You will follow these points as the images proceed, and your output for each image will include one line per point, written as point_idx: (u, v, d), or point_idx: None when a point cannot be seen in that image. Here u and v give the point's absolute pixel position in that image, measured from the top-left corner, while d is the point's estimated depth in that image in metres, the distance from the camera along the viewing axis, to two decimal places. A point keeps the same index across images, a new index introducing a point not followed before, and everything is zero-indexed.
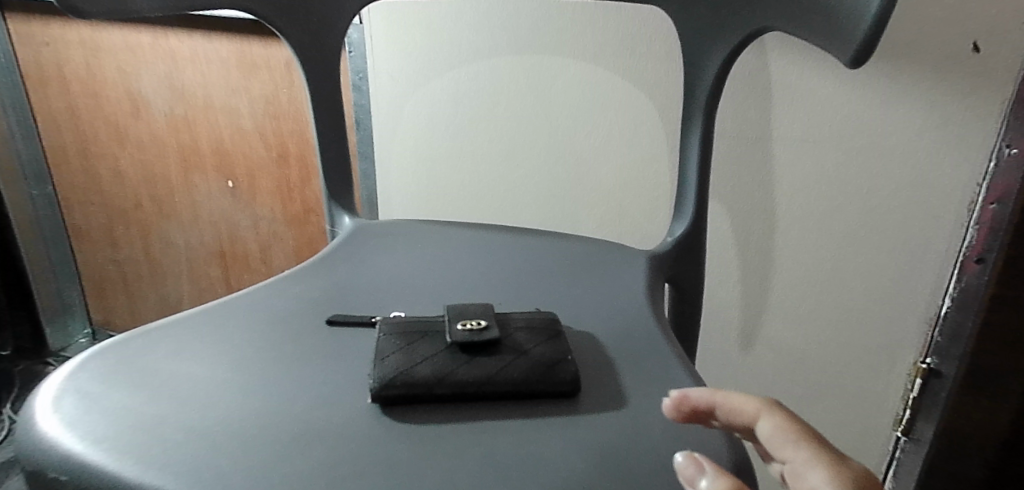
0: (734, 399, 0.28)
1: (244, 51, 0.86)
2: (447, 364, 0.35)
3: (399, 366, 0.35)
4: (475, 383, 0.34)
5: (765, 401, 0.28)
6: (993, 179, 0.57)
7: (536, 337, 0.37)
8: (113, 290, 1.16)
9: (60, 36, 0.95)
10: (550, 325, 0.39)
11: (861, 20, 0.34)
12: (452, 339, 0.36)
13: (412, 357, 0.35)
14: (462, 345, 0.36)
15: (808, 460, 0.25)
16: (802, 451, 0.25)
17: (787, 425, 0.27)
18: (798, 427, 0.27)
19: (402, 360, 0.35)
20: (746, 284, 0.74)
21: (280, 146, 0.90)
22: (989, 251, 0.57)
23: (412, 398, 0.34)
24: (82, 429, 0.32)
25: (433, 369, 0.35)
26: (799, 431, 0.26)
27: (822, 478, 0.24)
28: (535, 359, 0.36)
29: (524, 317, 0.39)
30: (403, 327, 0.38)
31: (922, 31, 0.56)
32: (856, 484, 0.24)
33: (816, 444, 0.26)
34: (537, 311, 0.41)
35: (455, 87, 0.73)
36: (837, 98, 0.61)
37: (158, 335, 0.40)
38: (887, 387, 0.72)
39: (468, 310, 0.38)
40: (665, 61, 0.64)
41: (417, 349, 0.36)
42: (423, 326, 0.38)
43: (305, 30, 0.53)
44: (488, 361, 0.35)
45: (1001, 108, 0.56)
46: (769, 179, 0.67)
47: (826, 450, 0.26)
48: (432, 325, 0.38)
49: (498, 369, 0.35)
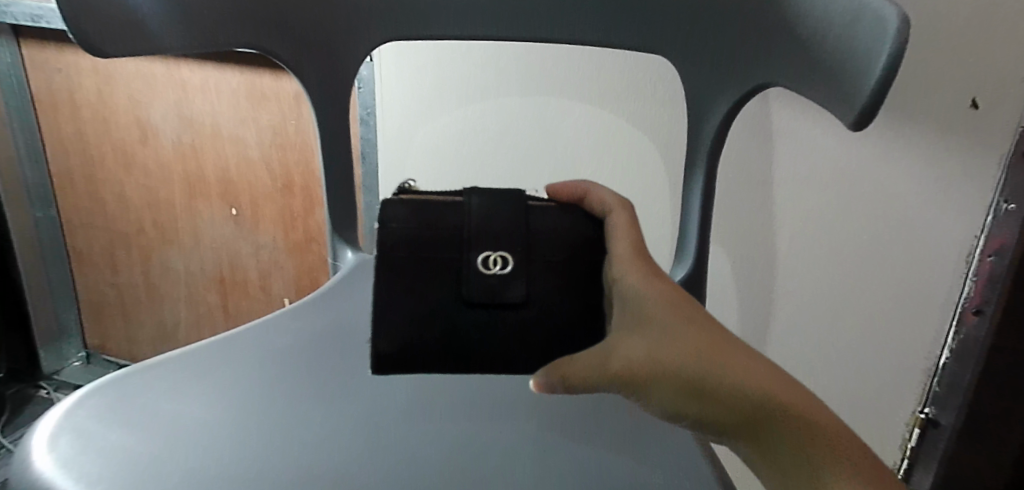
0: (600, 196, 0.37)
1: (255, 82, 0.87)
2: (459, 330, 0.34)
3: (403, 330, 0.33)
4: (490, 355, 0.34)
5: (617, 203, 0.37)
6: (989, 235, 0.60)
7: (569, 300, 0.35)
8: (111, 315, 1.16)
9: (72, 63, 0.96)
10: (578, 265, 0.35)
11: (863, 82, 0.35)
12: (465, 297, 0.34)
13: (418, 318, 0.33)
14: (478, 304, 0.34)
15: (619, 252, 0.35)
16: (620, 248, 0.35)
17: (623, 226, 0.36)
18: (630, 229, 0.36)
19: (404, 322, 0.33)
20: (746, 329, 0.74)
21: (285, 175, 0.91)
22: (989, 302, 0.62)
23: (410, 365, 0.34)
24: (77, 471, 0.31)
25: (443, 336, 0.33)
26: (629, 232, 0.36)
27: (625, 268, 0.34)
28: (555, 323, 0.34)
29: (552, 249, 0.35)
30: (406, 266, 0.34)
31: (923, 88, 0.57)
32: (641, 268, 0.34)
33: (628, 252, 0.35)
34: (573, 225, 0.36)
35: (462, 124, 0.74)
36: (837, 149, 0.62)
37: (157, 373, 0.40)
38: (885, 437, 0.72)
39: (497, 240, 0.34)
40: (669, 110, 0.66)
41: (420, 302, 0.34)
42: (430, 263, 0.34)
43: (319, 71, 0.54)
44: (507, 331, 0.34)
45: (999, 164, 0.57)
46: (770, 225, 0.67)
47: (634, 244, 0.35)
48: (451, 261, 0.34)
49: (516, 350, 0.34)
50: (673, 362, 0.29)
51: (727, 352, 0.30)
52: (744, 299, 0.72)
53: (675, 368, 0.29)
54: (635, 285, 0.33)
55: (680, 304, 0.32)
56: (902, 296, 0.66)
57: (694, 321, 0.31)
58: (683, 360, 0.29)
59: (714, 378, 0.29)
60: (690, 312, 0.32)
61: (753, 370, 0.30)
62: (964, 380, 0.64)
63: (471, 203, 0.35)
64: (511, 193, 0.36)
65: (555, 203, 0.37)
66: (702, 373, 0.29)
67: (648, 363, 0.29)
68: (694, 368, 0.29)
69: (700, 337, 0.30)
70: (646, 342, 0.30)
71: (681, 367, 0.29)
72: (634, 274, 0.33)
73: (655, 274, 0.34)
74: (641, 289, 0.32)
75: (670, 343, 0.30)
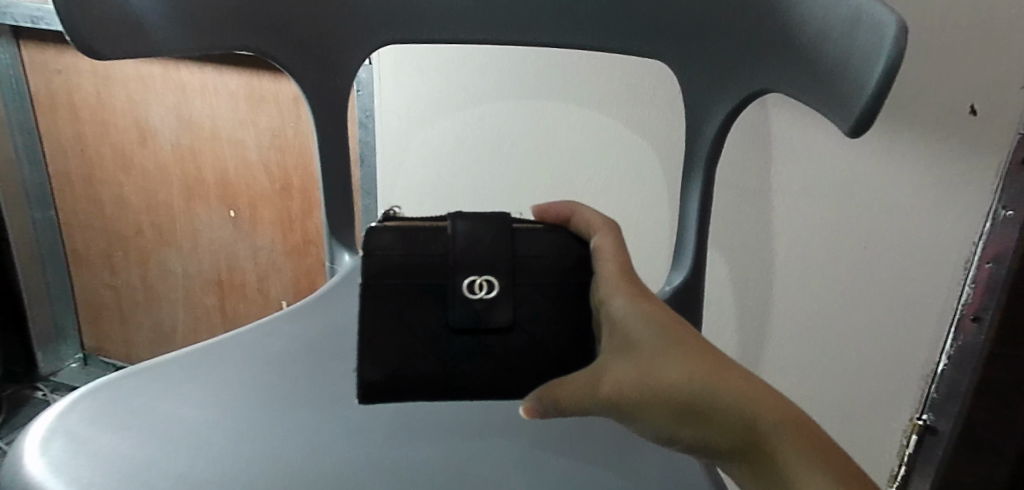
0: (587, 214, 0.37)
1: (254, 85, 0.87)
2: (447, 356, 0.35)
3: (390, 359, 0.35)
4: (478, 379, 0.35)
5: (604, 224, 0.37)
6: (987, 241, 0.59)
7: (555, 322, 0.36)
8: (108, 316, 1.15)
9: (72, 65, 0.96)
10: (565, 289, 0.36)
11: (861, 89, 0.35)
12: (452, 325, 0.35)
13: (404, 347, 0.35)
14: (465, 330, 0.35)
15: (607, 273, 0.34)
16: (609, 268, 0.35)
17: (613, 245, 0.36)
18: (618, 248, 0.36)
19: (392, 350, 0.35)
20: (743, 334, 0.74)
21: (283, 177, 0.91)
22: (987, 309, 0.61)
23: (398, 391, 0.35)
24: (71, 474, 0.31)
25: (431, 364, 0.35)
26: (618, 252, 0.35)
27: (615, 290, 0.33)
28: (542, 346, 0.36)
29: (538, 273, 0.36)
30: (392, 293, 0.34)
31: (921, 94, 0.57)
32: (631, 288, 0.33)
33: (613, 272, 0.34)
34: (563, 246, 0.36)
35: (460, 128, 0.74)
36: (835, 155, 0.62)
37: (151, 376, 0.40)
38: (883, 443, 0.72)
39: (482, 266, 0.35)
40: (667, 115, 0.66)
41: (406, 329, 0.35)
42: (416, 289, 0.35)
43: (317, 74, 0.54)
44: (494, 356, 0.35)
45: (997, 170, 0.57)
46: (768, 230, 0.67)
47: (624, 265, 0.35)
48: (436, 288, 0.35)
49: (503, 373, 0.35)
50: (663, 384, 0.28)
51: (725, 366, 0.29)
52: (742, 304, 0.72)
53: (666, 391, 0.28)
54: (625, 305, 0.32)
55: (675, 321, 0.31)
56: (899, 302, 0.65)
57: (688, 337, 0.30)
58: (674, 381, 0.28)
59: (710, 397, 0.27)
60: (685, 328, 0.31)
61: (755, 386, 0.28)
62: (962, 386, 0.64)
63: (456, 228, 0.35)
64: (497, 216, 0.36)
65: (542, 223, 0.37)
66: (695, 394, 0.27)
67: (635, 388, 0.28)
68: (686, 389, 0.28)
69: (696, 352, 0.29)
70: (635, 364, 0.29)
71: (673, 387, 0.28)
72: (624, 295, 0.33)
73: (647, 291, 0.33)
74: (631, 308, 0.32)
75: (659, 364, 0.29)
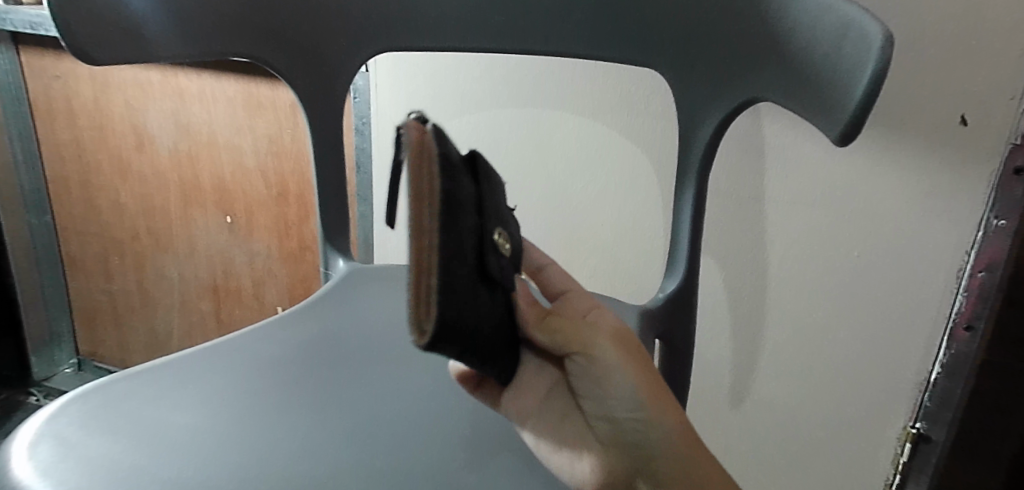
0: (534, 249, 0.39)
1: (251, 92, 0.88)
2: (487, 311, 0.24)
3: (460, 292, 0.21)
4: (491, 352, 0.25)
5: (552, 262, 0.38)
6: (979, 252, 0.59)
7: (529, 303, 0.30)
8: (103, 322, 1.15)
9: (71, 71, 0.97)
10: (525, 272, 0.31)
11: (849, 100, 0.35)
12: (495, 274, 0.24)
13: (466, 280, 0.22)
14: (495, 287, 0.25)
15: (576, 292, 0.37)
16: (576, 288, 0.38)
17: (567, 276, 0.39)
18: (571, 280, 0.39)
19: (463, 280, 0.21)
20: (737, 341, 0.74)
21: (280, 184, 0.91)
22: (980, 318, 0.62)
23: (457, 351, 0.22)
24: (58, 480, 0.31)
25: (478, 316, 0.23)
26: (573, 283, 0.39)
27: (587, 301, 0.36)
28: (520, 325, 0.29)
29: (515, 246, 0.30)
30: (456, 192, 0.21)
31: (911, 104, 0.57)
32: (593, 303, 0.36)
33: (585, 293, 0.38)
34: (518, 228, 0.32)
35: (456, 135, 0.75)
36: (827, 163, 0.62)
37: (140, 381, 0.40)
38: (875, 452, 0.72)
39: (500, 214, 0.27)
40: (661, 122, 0.66)
41: (467, 254, 0.22)
42: (470, 205, 0.23)
43: (313, 81, 0.55)
44: (502, 325, 0.26)
45: (988, 180, 0.57)
46: (760, 238, 0.68)
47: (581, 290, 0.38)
48: (482, 215, 0.24)
49: (500, 349, 0.26)
50: (644, 373, 0.32)
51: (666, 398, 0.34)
52: (736, 311, 0.73)
53: (646, 379, 0.32)
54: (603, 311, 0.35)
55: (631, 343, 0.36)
56: (891, 311, 0.66)
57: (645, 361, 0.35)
58: (650, 378, 0.32)
59: (666, 407, 0.32)
60: None
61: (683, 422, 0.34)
62: (956, 394, 0.65)
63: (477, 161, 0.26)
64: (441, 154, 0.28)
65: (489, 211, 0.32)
66: (660, 398, 0.32)
67: (626, 362, 0.31)
68: (655, 389, 0.32)
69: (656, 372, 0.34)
70: (627, 347, 0.32)
71: (651, 381, 0.32)
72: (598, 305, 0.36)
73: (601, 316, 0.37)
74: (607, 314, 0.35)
75: (641, 358, 0.32)
